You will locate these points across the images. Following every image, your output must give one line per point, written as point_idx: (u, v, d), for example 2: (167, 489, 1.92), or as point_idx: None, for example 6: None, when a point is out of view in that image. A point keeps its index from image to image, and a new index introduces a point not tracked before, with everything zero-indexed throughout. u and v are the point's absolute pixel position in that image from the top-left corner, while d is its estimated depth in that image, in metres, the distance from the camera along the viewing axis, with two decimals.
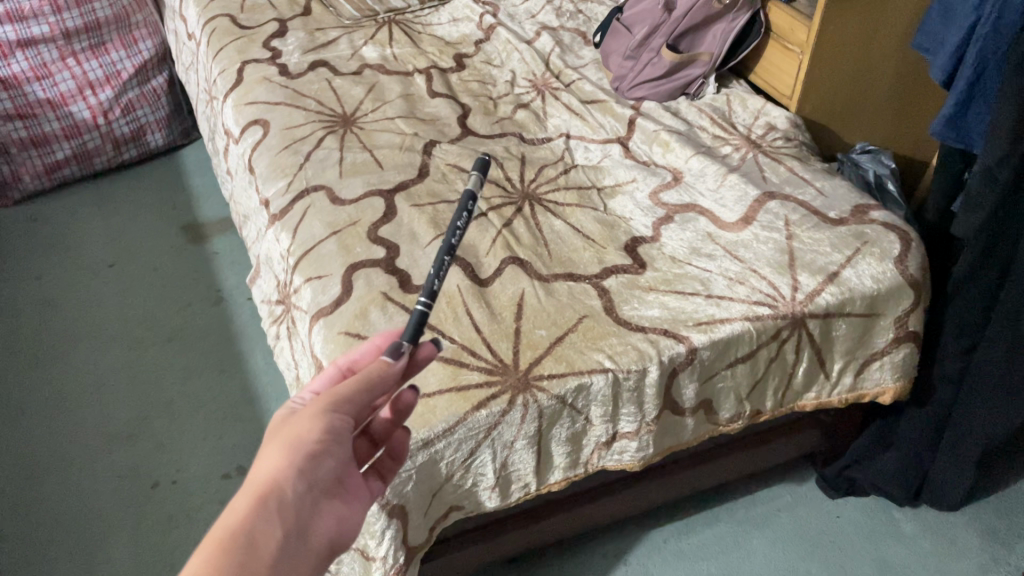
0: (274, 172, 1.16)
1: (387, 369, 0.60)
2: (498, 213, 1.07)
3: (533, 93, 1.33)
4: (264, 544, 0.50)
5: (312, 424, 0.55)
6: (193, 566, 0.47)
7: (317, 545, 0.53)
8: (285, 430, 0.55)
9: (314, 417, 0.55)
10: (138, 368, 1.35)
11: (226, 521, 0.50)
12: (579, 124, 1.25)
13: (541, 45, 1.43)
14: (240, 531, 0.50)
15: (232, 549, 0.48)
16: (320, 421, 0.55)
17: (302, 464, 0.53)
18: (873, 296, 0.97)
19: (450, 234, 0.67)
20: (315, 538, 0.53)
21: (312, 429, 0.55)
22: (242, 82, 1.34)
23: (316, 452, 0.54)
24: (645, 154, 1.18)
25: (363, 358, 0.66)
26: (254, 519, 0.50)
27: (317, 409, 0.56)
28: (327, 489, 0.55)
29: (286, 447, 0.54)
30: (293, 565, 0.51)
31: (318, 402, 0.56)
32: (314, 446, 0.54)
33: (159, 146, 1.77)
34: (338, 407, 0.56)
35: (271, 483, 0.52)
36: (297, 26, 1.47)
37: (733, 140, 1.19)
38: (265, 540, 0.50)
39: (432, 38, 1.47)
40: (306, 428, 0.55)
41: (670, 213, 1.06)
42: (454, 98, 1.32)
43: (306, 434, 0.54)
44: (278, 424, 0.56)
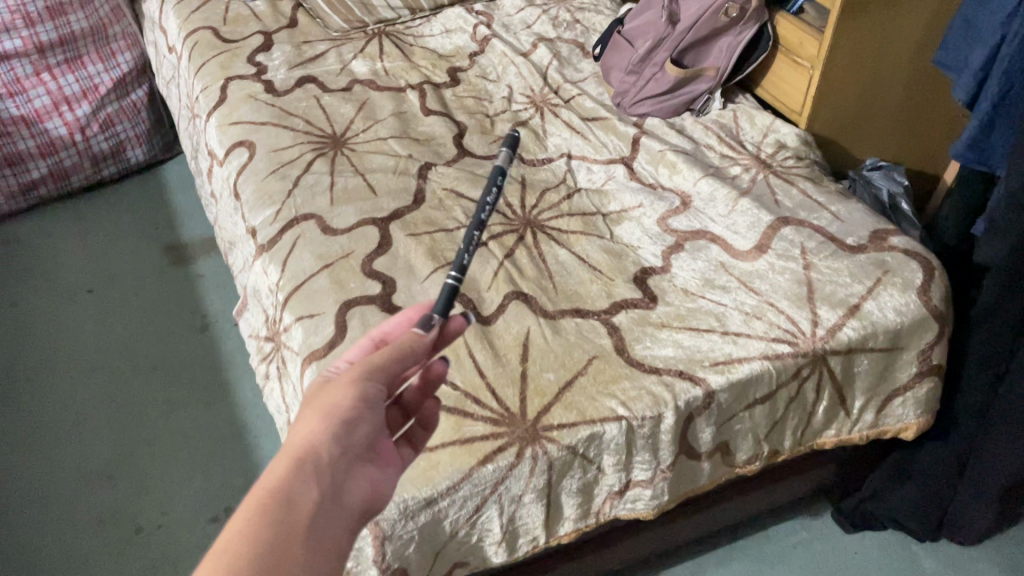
0: (261, 198, 1.10)
1: (417, 339, 0.60)
2: (499, 243, 1.01)
3: (532, 109, 1.27)
4: (302, 506, 0.49)
5: (346, 392, 0.54)
6: (232, 527, 0.46)
7: (354, 507, 0.53)
8: (318, 399, 0.55)
9: (348, 385, 0.55)
10: (120, 400, 1.29)
11: (263, 484, 0.50)
12: (580, 143, 1.19)
13: (538, 57, 1.37)
14: (279, 492, 0.49)
15: (272, 510, 0.48)
16: (354, 388, 0.55)
17: (337, 431, 0.53)
18: (896, 330, 0.92)
19: (478, 210, 0.70)
20: (351, 502, 0.52)
21: (345, 397, 0.54)
22: (225, 100, 1.27)
23: (350, 418, 0.54)
24: (651, 176, 1.13)
25: (394, 332, 0.65)
26: (291, 481, 0.50)
27: (350, 378, 0.56)
28: (362, 454, 0.54)
29: (320, 414, 0.53)
30: (331, 524, 0.50)
31: (350, 372, 0.56)
32: (348, 413, 0.54)
33: (140, 162, 1.70)
34: (370, 376, 0.56)
35: (307, 447, 0.52)
36: (282, 39, 1.41)
37: (742, 160, 1.14)
38: (303, 499, 0.49)
39: (425, 51, 1.41)
40: (340, 396, 0.54)
41: (680, 241, 1.01)
42: (449, 116, 1.26)
43: (340, 401, 0.54)
44: (311, 395, 0.55)
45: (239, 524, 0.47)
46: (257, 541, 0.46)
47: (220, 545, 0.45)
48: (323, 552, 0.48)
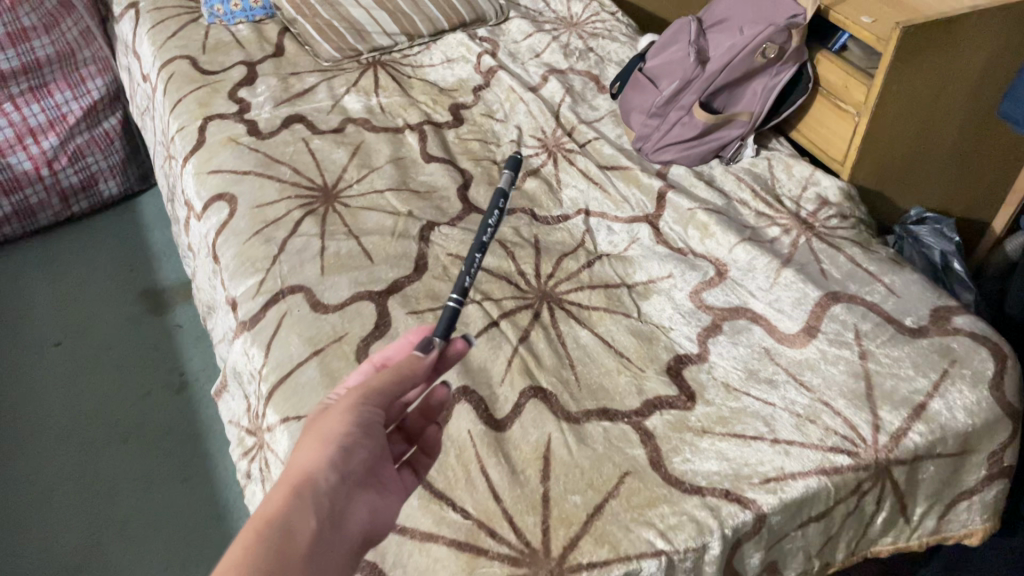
0: (243, 265, 0.98)
1: (416, 363, 0.61)
2: (513, 321, 0.89)
3: (544, 155, 1.15)
4: (301, 533, 0.49)
5: (342, 419, 0.55)
6: (234, 552, 0.46)
7: (352, 534, 0.53)
8: (316, 427, 0.56)
9: (345, 412, 0.56)
10: (89, 476, 1.16)
11: (263, 511, 0.50)
12: (598, 196, 1.08)
13: (548, 93, 1.25)
14: (277, 521, 0.49)
15: (272, 537, 0.48)
16: (351, 414, 0.56)
17: (335, 458, 0.53)
18: (966, 433, 0.80)
19: (483, 230, 0.70)
20: (349, 528, 0.53)
21: (343, 423, 0.55)
22: (204, 143, 1.15)
23: (347, 445, 0.54)
24: (679, 239, 1.01)
25: (393, 356, 0.66)
26: (291, 508, 0.50)
27: (348, 405, 0.57)
28: (358, 480, 0.55)
29: (320, 442, 0.54)
30: (329, 550, 0.50)
31: (348, 398, 0.57)
32: (345, 439, 0.54)
33: (113, 195, 1.58)
34: (367, 402, 0.57)
35: (306, 473, 0.52)
36: (267, 70, 1.28)
37: (781, 219, 1.03)
38: (305, 524, 0.50)
39: (424, 83, 1.29)
40: (337, 423, 0.55)
41: (717, 321, 0.90)
42: (452, 164, 1.14)
43: (336, 427, 0.55)
44: (308, 422, 0.56)
45: (239, 545, 0.46)
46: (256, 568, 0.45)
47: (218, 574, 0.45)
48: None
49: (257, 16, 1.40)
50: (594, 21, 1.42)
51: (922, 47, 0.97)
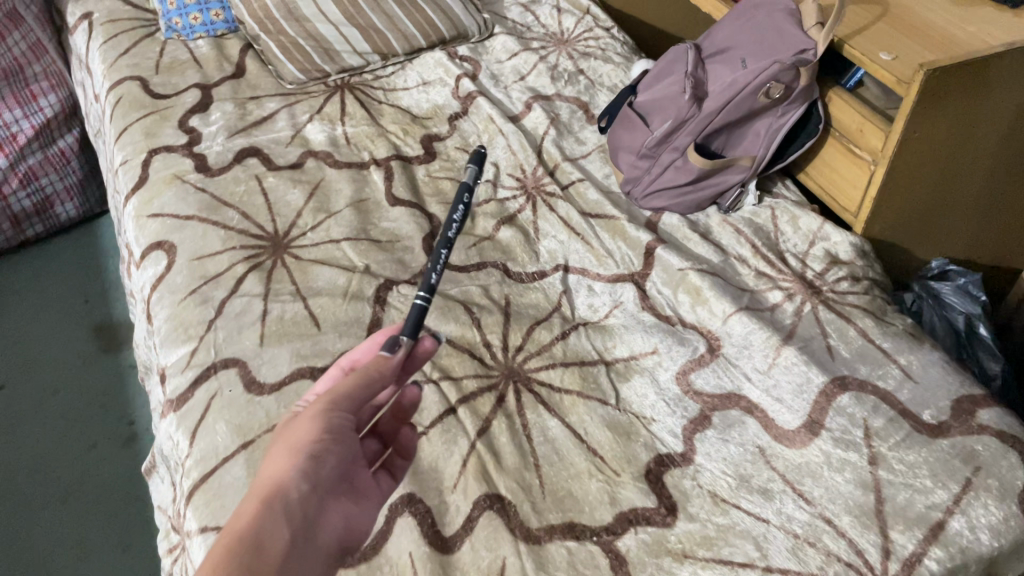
0: (176, 329, 0.87)
1: (383, 363, 0.59)
2: (472, 408, 0.78)
3: (522, 198, 1.04)
4: (272, 546, 0.48)
5: (311, 426, 0.53)
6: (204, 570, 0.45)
7: (324, 544, 0.52)
8: (285, 435, 0.54)
9: (313, 419, 0.54)
10: (19, 542, 1.06)
11: (232, 526, 0.49)
12: (580, 249, 0.96)
13: (531, 124, 1.14)
14: (248, 534, 0.48)
15: (242, 552, 0.46)
16: (320, 421, 0.54)
17: (305, 466, 0.52)
18: (992, 558, 0.67)
19: (448, 227, 0.67)
20: (321, 537, 0.52)
21: (311, 430, 0.53)
22: (146, 181, 1.04)
23: (318, 453, 0.53)
24: (667, 304, 0.89)
25: (363, 356, 0.64)
26: (261, 521, 0.49)
27: (316, 411, 0.55)
28: (330, 487, 0.54)
29: (289, 452, 0.52)
30: (302, 564, 0.49)
31: (315, 404, 0.55)
32: (314, 447, 0.53)
33: (71, 217, 1.47)
34: (336, 407, 0.55)
35: (275, 486, 0.51)
36: (224, 94, 1.17)
37: (784, 282, 0.91)
38: (275, 539, 0.48)
39: (396, 110, 1.17)
40: (305, 431, 0.53)
41: (705, 410, 0.78)
42: (420, 207, 1.03)
43: (305, 436, 0.53)
44: (277, 430, 0.54)
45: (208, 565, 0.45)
46: None
47: None
48: None
49: (219, 30, 1.29)
50: (586, 39, 1.30)
51: (948, 91, 0.85)
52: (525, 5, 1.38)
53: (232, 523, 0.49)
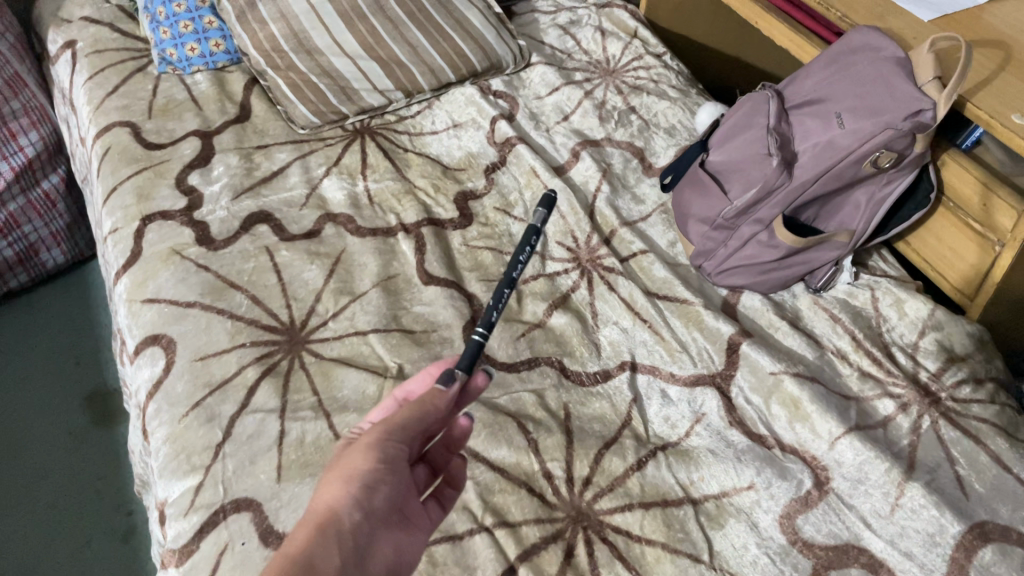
0: (177, 455, 0.73)
1: (438, 396, 0.56)
2: (536, 567, 0.65)
3: (576, 272, 0.89)
4: (324, 570, 0.46)
5: (366, 455, 0.51)
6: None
7: (376, 574, 0.50)
8: (339, 463, 0.52)
9: (368, 448, 0.52)
10: None
11: (285, 551, 0.47)
12: (648, 342, 0.82)
13: (580, 177, 0.99)
14: (299, 557, 0.46)
15: (293, 575, 0.45)
16: (375, 450, 0.52)
17: (359, 494, 0.50)
18: None
19: (511, 267, 0.65)
20: (371, 567, 0.49)
21: (366, 459, 0.51)
22: (140, 256, 0.90)
23: (370, 484, 0.50)
24: (759, 419, 0.75)
25: (419, 390, 0.62)
26: (312, 547, 0.47)
27: (370, 440, 0.53)
28: (381, 518, 0.51)
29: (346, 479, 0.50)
30: None
31: (370, 433, 0.53)
32: (369, 476, 0.51)
33: (59, 264, 1.33)
34: (392, 436, 0.53)
35: (329, 512, 0.49)
36: (227, 143, 1.02)
37: (895, 387, 0.77)
38: (326, 567, 0.46)
39: (424, 160, 1.03)
40: (359, 460, 0.51)
41: (819, 569, 0.65)
42: (457, 286, 0.89)
43: (360, 465, 0.51)
44: (332, 459, 0.53)
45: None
46: None
47: None
48: None
49: (219, 62, 1.14)
50: (635, 69, 1.14)
51: None
52: (563, 27, 1.22)
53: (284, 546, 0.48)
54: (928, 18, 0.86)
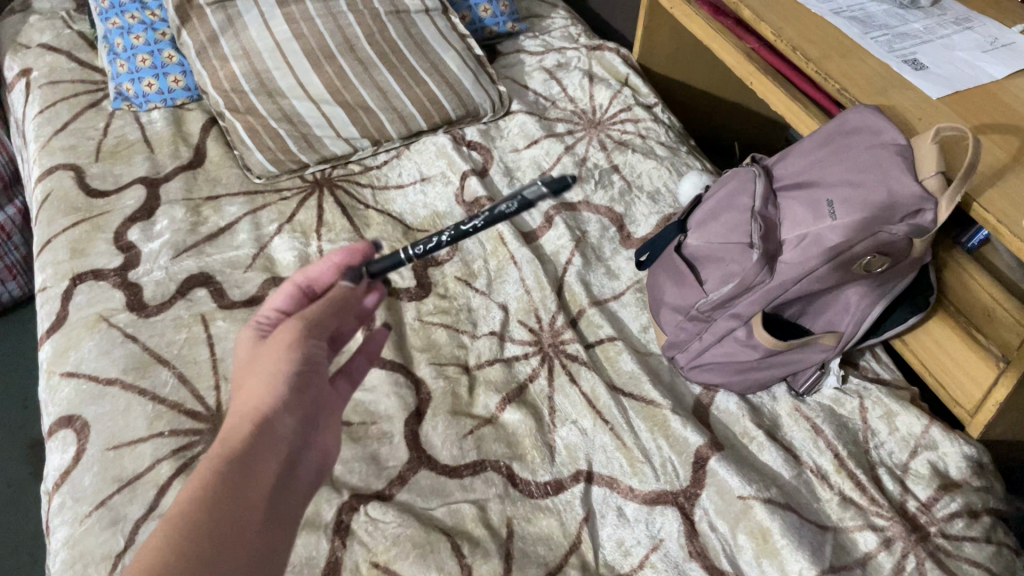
0: (74, 564, 0.65)
1: (353, 292, 0.61)
2: None
3: (536, 359, 0.82)
4: (257, 478, 0.50)
5: (289, 358, 0.55)
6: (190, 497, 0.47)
7: (303, 468, 0.55)
8: (260, 362, 0.55)
9: (290, 350, 0.56)
10: None
11: (215, 455, 0.50)
12: (608, 448, 0.74)
13: (551, 248, 0.92)
14: (233, 465, 0.49)
15: (225, 484, 0.48)
16: (296, 352, 0.55)
17: (285, 398, 0.54)
18: None
19: None
20: (298, 464, 0.55)
21: (289, 362, 0.55)
22: (65, 321, 0.83)
23: (295, 385, 0.55)
24: (724, 552, 0.67)
25: (321, 279, 0.64)
26: (247, 453, 0.50)
27: (289, 341, 0.56)
28: (306, 415, 0.56)
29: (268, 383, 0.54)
30: (286, 492, 0.52)
31: (289, 335, 0.56)
32: (293, 379, 0.55)
33: (14, 297, 1.25)
34: (311, 337, 0.57)
35: (257, 420, 0.52)
36: (175, 192, 0.95)
37: (878, 519, 0.68)
38: (261, 472, 0.51)
39: (385, 219, 0.95)
40: (282, 364, 0.55)
41: None
42: (405, 369, 0.80)
43: (284, 366, 0.54)
44: (252, 358, 0.56)
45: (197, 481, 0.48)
46: (214, 510, 0.46)
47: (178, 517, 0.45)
48: (278, 521, 0.50)
49: (178, 99, 1.07)
50: (623, 121, 1.06)
51: None
52: (549, 70, 1.15)
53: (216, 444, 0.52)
54: (938, 95, 0.77)
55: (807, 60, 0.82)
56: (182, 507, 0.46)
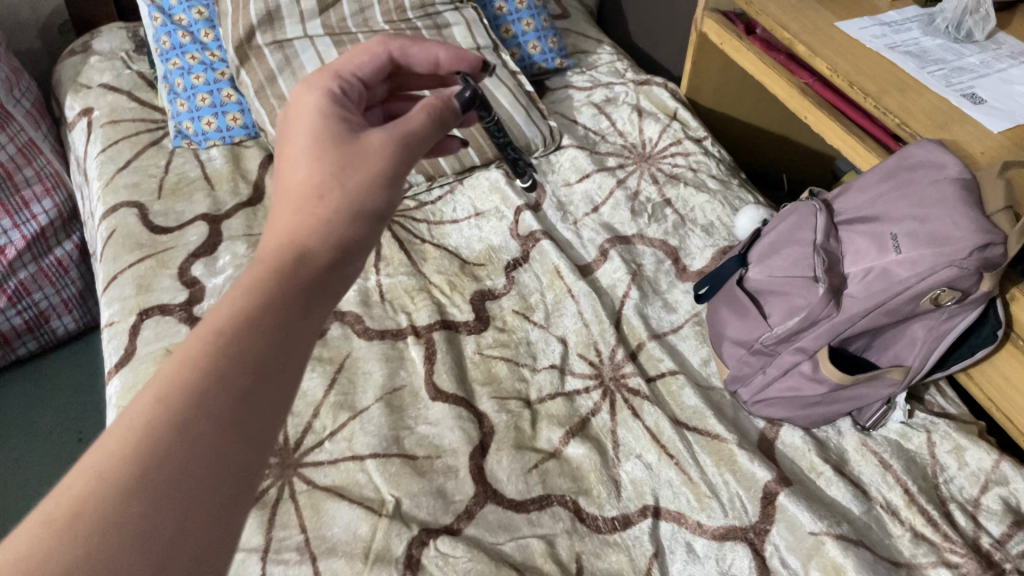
0: None
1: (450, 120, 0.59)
2: None
3: (598, 393, 0.82)
4: (310, 312, 0.48)
5: (372, 189, 0.52)
6: (235, 308, 0.44)
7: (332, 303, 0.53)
8: (346, 164, 0.52)
9: (375, 180, 0.52)
10: None
11: (269, 268, 0.47)
12: (675, 483, 0.74)
13: (608, 281, 0.93)
14: (293, 289, 0.47)
15: (279, 311, 0.45)
16: (375, 189, 0.52)
17: (349, 231, 0.51)
18: None
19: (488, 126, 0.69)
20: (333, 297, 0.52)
21: (369, 197, 0.52)
22: (133, 355, 0.83)
23: (362, 225, 0.52)
24: None
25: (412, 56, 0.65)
26: (302, 281, 0.48)
27: (381, 166, 0.53)
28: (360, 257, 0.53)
29: (340, 220, 0.51)
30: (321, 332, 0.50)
31: (382, 156, 0.53)
32: (365, 220, 0.52)
33: (69, 331, 1.28)
34: (398, 172, 0.54)
35: (313, 246, 0.49)
36: (236, 229, 0.97)
37: (953, 555, 0.68)
38: (313, 311, 0.48)
39: (442, 253, 0.97)
40: (362, 195, 0.52)
41: None
42: (467, 404, 0.80)
43: (363, 202, 0.52)
44: (339, 151, 0.52)
45: (243, 320, 0.44)
46: (256, 336, 0.43)
47: (215, 329, 0.43)
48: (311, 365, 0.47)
49: (236, 137, 1.09)
50: (673, 154, 1.07)
51: None
52: (598, 105, 1.16)
53: (264, 260, 0.48)
54: (999, 129, 0.78)
55: (863, 95, 0.83)
56: (229, 325, 0.43)
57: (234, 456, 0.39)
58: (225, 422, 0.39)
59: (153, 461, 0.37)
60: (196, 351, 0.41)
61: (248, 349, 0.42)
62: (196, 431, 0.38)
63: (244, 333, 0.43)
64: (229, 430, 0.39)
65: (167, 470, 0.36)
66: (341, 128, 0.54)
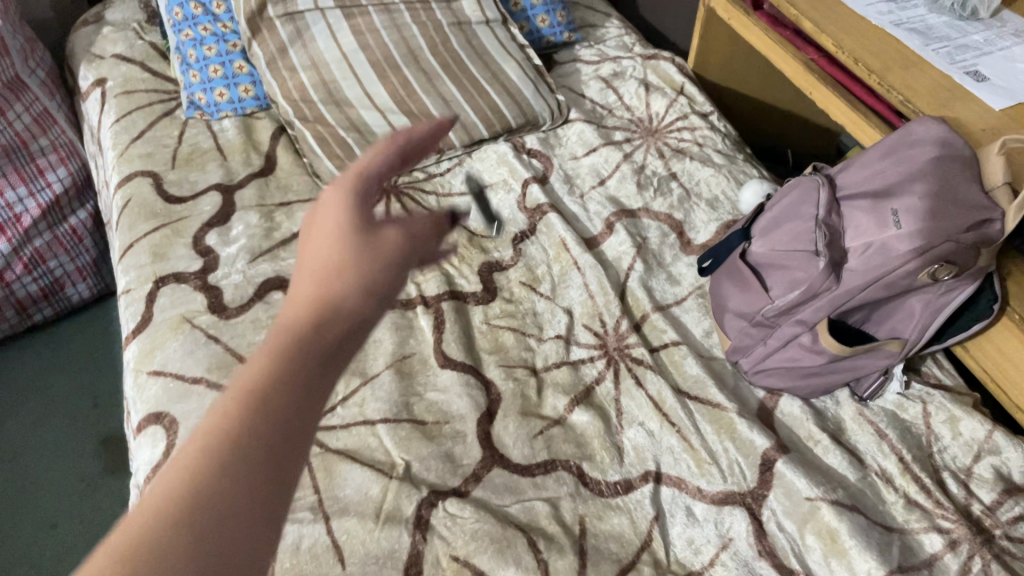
0: None
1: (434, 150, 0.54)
2: None
3: (602, 363, 0.84)
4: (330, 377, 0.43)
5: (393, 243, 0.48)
6: (259, 368, 0.40)
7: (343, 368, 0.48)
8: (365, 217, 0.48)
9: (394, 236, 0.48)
10: None
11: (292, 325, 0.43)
12: (674, 450, 0.77)
13: (614, 253, 0.95)
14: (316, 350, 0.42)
15: (304, 375, 0.41)
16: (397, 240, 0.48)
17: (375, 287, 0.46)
18: None
19: None
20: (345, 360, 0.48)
21: (390, 252, 0.48)
22: (150, 321, 0.85)
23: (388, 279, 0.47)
24: (793, 551, 0.69)
25: None
26: (327, 339, 0.43)
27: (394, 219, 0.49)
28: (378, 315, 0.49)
29: (369, 271, 0.46)
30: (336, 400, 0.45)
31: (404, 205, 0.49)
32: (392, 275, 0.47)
33: (84, 298, 1.30)
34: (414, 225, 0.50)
35: (336, 300, 0.45)
36: (249, 199, 0.99)
37: (944, 521, 0.70)
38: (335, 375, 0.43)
39: (450, 225, 0.98)
40: (386, 248, 0.47)
41: None
42: (475, 371, 0.83)
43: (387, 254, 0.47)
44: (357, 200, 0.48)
45: (268, 381, 0.40)
46: (279, 402, 0.39)
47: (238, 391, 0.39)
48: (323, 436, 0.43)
49: (248, 108, 1.11)
50: (679, 129, 1.09)
51: None
52: (605, 79, 1.17)
53: (288, 314, 0.44)
54: (1001, 107, 0.79)
55: (868, 73, 0.84)
56: (254, 387, 0.39)
57: (251, 529, 0.35)
58: (250, 490, 0.36)
59: (174, 538, 0.33)
60: (221, 416, 0.38)
61: (276, 412, 0.39)
62: (217, 495, 0.35)
63: (271, 396, 0.39)
64: (249, 504, 0.36)
65: (185, 544, 0.33)
66: (363, 178, 0.49)
